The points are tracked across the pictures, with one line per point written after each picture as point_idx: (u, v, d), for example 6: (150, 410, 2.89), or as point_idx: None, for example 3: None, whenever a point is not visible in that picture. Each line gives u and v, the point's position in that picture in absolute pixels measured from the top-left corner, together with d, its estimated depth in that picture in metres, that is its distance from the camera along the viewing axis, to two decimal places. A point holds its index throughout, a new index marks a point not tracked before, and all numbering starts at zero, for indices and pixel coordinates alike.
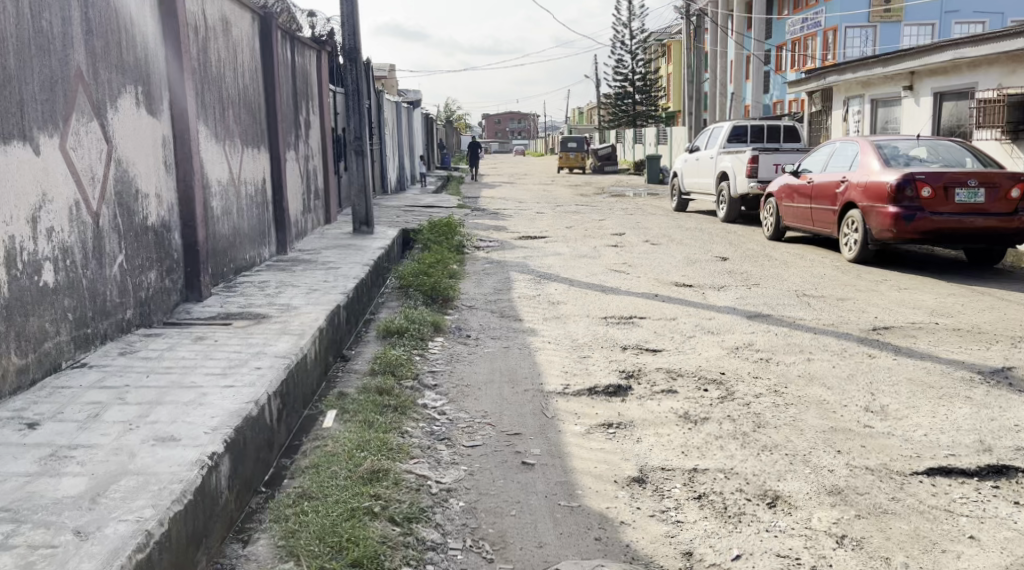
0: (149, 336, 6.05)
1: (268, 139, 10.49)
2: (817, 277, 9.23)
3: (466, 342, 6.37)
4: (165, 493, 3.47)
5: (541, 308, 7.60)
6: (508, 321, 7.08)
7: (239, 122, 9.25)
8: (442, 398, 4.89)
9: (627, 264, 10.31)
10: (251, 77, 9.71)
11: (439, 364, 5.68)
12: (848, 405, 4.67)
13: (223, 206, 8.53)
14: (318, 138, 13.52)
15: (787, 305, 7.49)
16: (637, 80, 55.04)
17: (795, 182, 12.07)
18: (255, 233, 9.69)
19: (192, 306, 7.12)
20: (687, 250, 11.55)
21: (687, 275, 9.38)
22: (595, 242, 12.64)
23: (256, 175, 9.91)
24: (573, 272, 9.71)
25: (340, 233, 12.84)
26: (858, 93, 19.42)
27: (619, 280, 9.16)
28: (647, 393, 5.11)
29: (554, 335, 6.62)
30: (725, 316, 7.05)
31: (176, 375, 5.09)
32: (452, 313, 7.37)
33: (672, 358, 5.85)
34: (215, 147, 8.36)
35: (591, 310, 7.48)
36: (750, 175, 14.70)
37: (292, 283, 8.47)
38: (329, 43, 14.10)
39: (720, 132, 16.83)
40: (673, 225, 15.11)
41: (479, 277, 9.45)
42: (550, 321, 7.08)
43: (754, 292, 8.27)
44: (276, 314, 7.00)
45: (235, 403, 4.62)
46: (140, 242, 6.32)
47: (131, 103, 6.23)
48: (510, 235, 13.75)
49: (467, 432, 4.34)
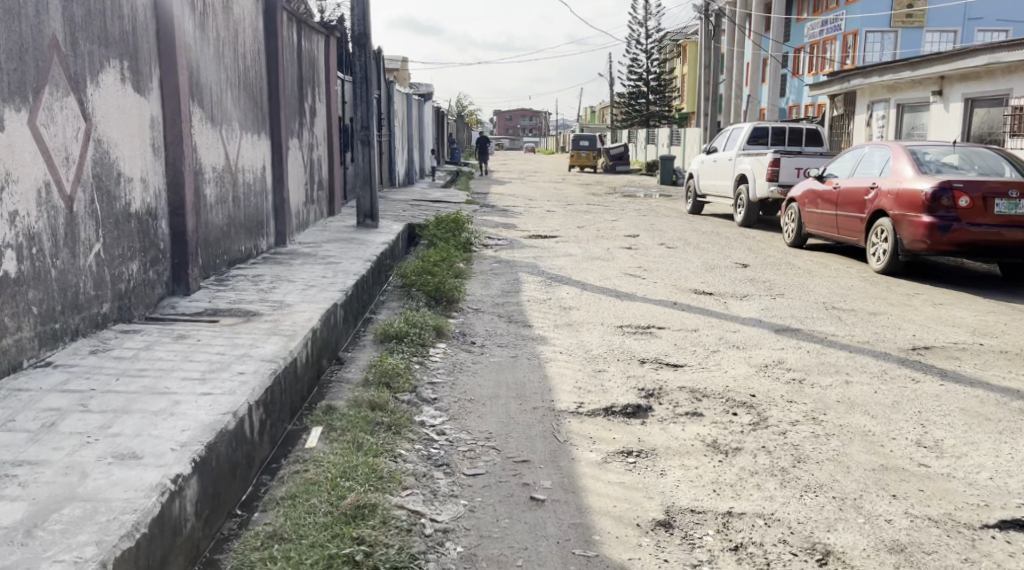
0: (126, 333, 5.57)
1: (269, 125, 10.01)
2: (845, 288, 8.71)
3: (471, 350, 5.87)
4: (113, 527, 2.99)
5: (552, 314, 7.08)
6: (517, 327, 6.58)
7: (239, 106, 8.77)
8: (442, 415, 4.39)
9: (643, 267, 9.80)
10: (252, 59, 9.26)
11: (440, 375, 5.18)
12: (897, 439, 4.16)
13: (217, 194, 8.04)
14: (324, 127, 13.03)
15: (817, 319, 6.97)
16: (652, 80, 54.45)
17: (820, 188, 11.53)
18: (252, 223, 9.21)
19: (178, 301, 6.65)
20: (705, 255, 11.02)
21: (707, 283, 8.86)
22: (608, 243, 12.13)
23: (255, 162, 9.43)
24: (586, 275, 9.22)
25: (344, 226, 12.35)
26: (883, 98, 18.88)
27: (635, 285, 8.65)
28: (670, 416, 4.61)
29: (566, 345, 6.11)
30: (751, 329, 6.55)
31: (149, 379, 4.60)
32: (457, 317, 6.88)
33: (696, 375, 5.33)
34: (210, 131, 7.87)
35: (605, 317, 6.97)
36: (770, 179, 14.16)
37: (288, 278, 7.98)
38: (338, 29, 13.63)
39: (740, 134, 16.30)
40: (689, 229, 14.60)
41: (486, 278, 8.95)
42: (562, 328, 6.57)
43: (779, 303, 7.75)
44: (267, 312, 6.51)
45: (210, 415, 4.13)
46: (121, 230, 5.86)
47: (115, 77, 5.78)
48: (520, 234, 13.26)
49: (469, 458, 3.85)
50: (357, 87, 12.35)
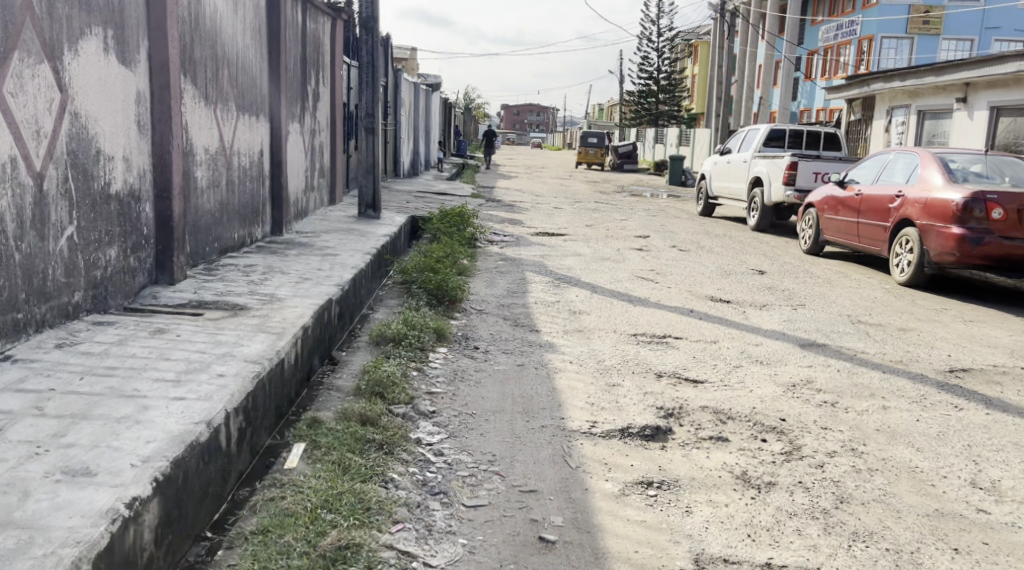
0: (100, 325, 5.14)
1: (268, 107, 9.58)
2: (868, 300, 8.27)
3: (474, 356, 5.43)
4: (49, 564, 2.58)
5: (561, 318, 6.63)
6: (524, 331, 6.15)
7: (236, 86, 8.33)
8: (441, 432, 3.95)
9: (655, 271, 9.35)
10: (252, 36, 8.82)
11: (440, 384, 4.73)
12: (949, 477, 3.71)
13: (209, 177, 7.60)
14: (327, 112, 12.59)
15: (844, 333, 6.53)
16: (662, 79, 53.93)
17: (841, 194, 11.07)
18: (247, 210, 8.77)
19: (160, 291, 6.21)
20: (720, 260, 10.56)
21: (723, 289, 8.41)
22: (617, 244, 11.67)
23: (252, 146, 8.99)
24: (595, 277, 8.78)
25: (344, 216, 11.92)
26: (903, 103, 18.43)
27: (648, 289, 8.20)
28: (692, 440, 4.17)
29: (576, 354, 5.66)
30: (774, 342, 6.10)
31: (118, 378, 4.17)
32: (459, 318, 6.44)
33: (719, 393, 4.88)
34: (204, 111, 7.44)
35: (618, 324, 6.53)
36: (787, 183, 13.71)
37: (282, 270, 7.55)
38: (345, 11, 13.17)
39: (756, 135, 15.84)
40: (701, 231, 14.13)
41: (491, 276, 8.52)
42: (572, 335, 6.12)
43: (801, 314, 7.31)
44: (256, 306, 6.07)
45: (180, 423, 3.69)
46: (98, 213, 5.45)
47: (95, 46, 5.41)
48: (526, 230, 12.80)
49: (469, 486, 3.42)
50: (363, 72, 11.90)
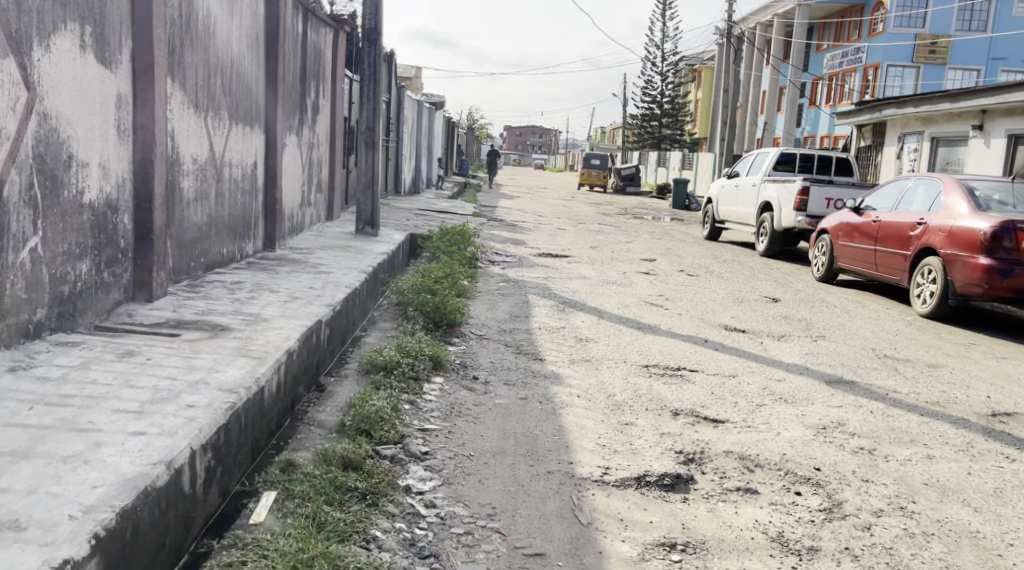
0: (63, 347, 4.68)
1: (264, 117, 9.15)
2: (891, 332, 7.83)
3: (472, 387, 4.95)
4: None
5: (568, 346, 6.17)
6: (527, 360, 5.68)
7: (229, 93, 7.90)
8: (434, 478, 3.51)
9: (664, 296, 8.91)
10: (248, 43, 8.40)
11: (435, 420, 4.26)
12: (1016, 546, 3.25)
13: (197, 188, 7.17)
14: (326, 125, 12.18)
15: (871, 369, 6.08)
16: (666, 103, 53.52)
17: (857, 221, 10.64)
18: (237, 223, 8.32)
19: (137, 309, 5.76)
20: (731, 286, 10.12)
21: (737, 318, 7.96)
22: (623, 266, 11.23)
23: (245, 157, 8.55)
24: (602, 301, 8.34)
25: (341, 232, 11.48)
26: (916, 129, 18.05)
27: (658, 316, 7.75)
28: (717, 490, 3.71)
29: (584, 386, 5.20)
30: (797, 378, 5.65)
31: (72, 409, 3.70)
32: (458, 344, 5.97)
33: (743, 436, 4.41)
34: (193, 119, 7.01)
35: (627, 354, 6.07)
36: (798, 209, 13.29)
37: (271, 288, 7.11)
38: (348, 22, 12.79)
39: (765, 158, 15.43)
40: (709, 256, 13.69)
41: (492, 298, 8.06)
42: (580, 365, 5.66)
43: (823, 346, 6.85)
44: (239, 327, 5.63)
45: (134, 464, 3.22)
46: (67, 223, 4.99)
47: (70, 43, 4.99)
48: (529, 251, 12.37)
49: (464, 547, 3.03)
50: (364, 84, 11.47)
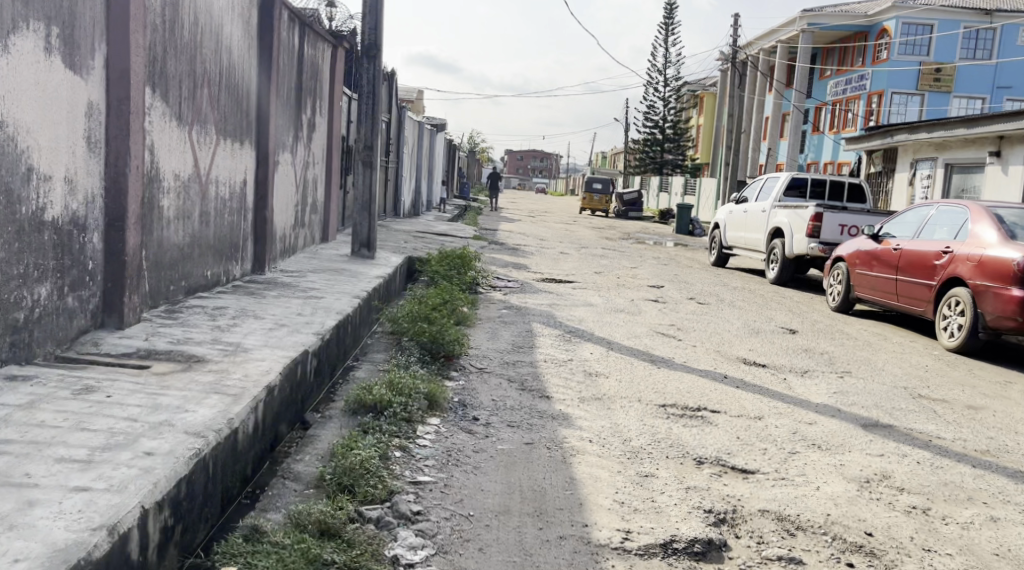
0: (13, 380, 4.18)
1: (255, 134, 8.67)
2: (920, 367, 7.32)
3: (472, 431, 4.44)
4: None
5: (576, 382, 5.65)
6: (532, 398, 5.17)
7: (217, 106, 7.43)
8: (426, 547, 3.08)
9: (676, 326, 8.40)
10: (239, 53, 7.94)
11: (429, 471, 3.76)
12: None
13: (178, 206, 6.68)
14: (322, 144, 11.72)
15: (907, 410, 5.58)
16: (668, 128, 53.10)
17: (876, 249, 10.15)
18: (223, 244, 7.84)
19: (105, 337, 5.25)
20: (746, 315, 9.62)
21: (755, 350, 7.47)
22: (631, 293, 10.72)
23: (234, 175, 8.08)
24: (610, 330, 7.84)
25: (336, 255, 11.00)
26: (928, 156, 17.63)
27: (671, 347, 7.25)
28: (756, 560, 3.22)
29: (597, 429, 4.68)
30: (830, 421, 5.14)
31: (8, 458, 3.21)
32: (457, 379, 5.46)
33: (778, 491, 3.90)
34: (176, 132, 6.54)
35: (642, 391, 5.56)
36: (810, 235, 12.81)
37: (257, 314, 6.61)
38: (347, 38, 12.36)
39: (775, 183, 14.96)
40: (718, 283, 13.19)
41: (494, 327, 7.56)
42: (590, 404, 5.14)
43: (851, 384, 6.34)
44: (216, 360, 5.13)
45: (69, 529, 2.76)
46: (25, 242, 4.51)
47: (34, 44, 4.52)
48: (531, 276, 11.87)
49: None
50: (363, 102, 11.02)
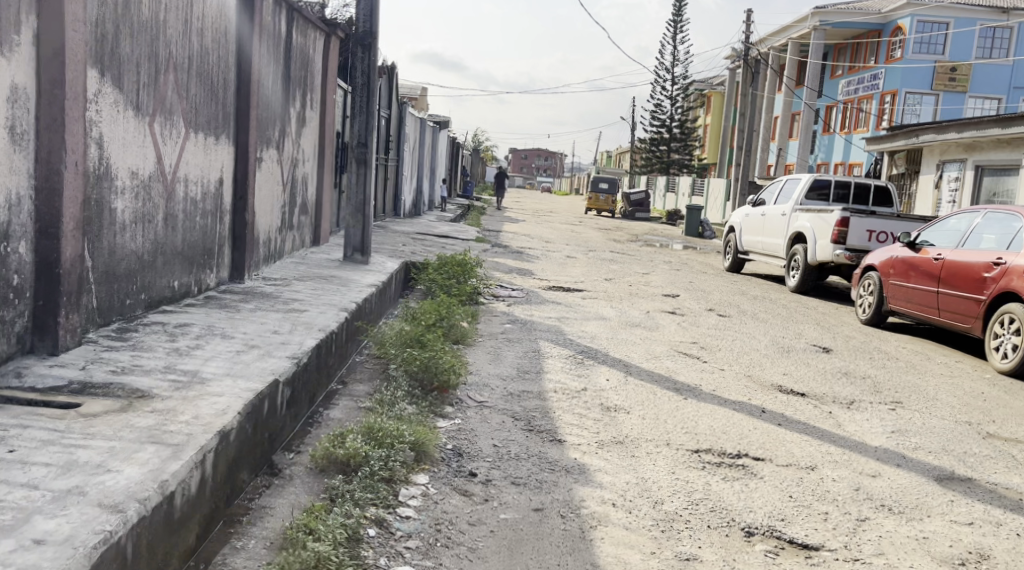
0: None
1: (233, 128, 7.85)
2: (975, 394, 6.48)
3: (467, 492, 3.63)
4: None
5: (591, 421, 4.79)
6: (541, 443, 4.34)
7: (186, 95, 6.62)
8: None
9: (698, 344, 7.57)
10: (213, 38, 7.12)
11: (410, 559, 3.02)
12: None
13: (137, 209, 5.89)
14: (313, 139, 10.89)
15: (984, 455, 4.71)
16: (675, 127, 52.15)
17: (913, 257, 9.28)
18: (195, 251, 7.03)
19: (34, 365, 4.48)
20: (771, 330, 8.79)
21: (790, 375, 6.61)
22: (646, 304, 9.89)
23: (208, 173, 7.27)
24: (626, 349, 7.02)
25: (327, 260, 10.17)
26: (957, 157, 16.78)
27: (696, 371, 6.42)
28: None
29: (621, 488, 3.85)
30: (896, 471, 4.30)
31: None
32: (454, 418, 4.62)
33: None
34: (133, 124, 5.74)
35: (670, 431, 4.73)
36: (836, 241, 11.94)
37: (224, 333, 5.79)
38: (341, 27, 11.53)
39: (796, 185, 14.09)
40: (737, 292, 12.35)
41: (496, 345, 6.71)
42: (611, 452, 4.31)
43: (906, 418, 5.48)
44: (164, 395, 4.31)
45: None
46: None
47: None
48: (537, 283, 11.05)
49: None
50: (356, 96, 10.17)
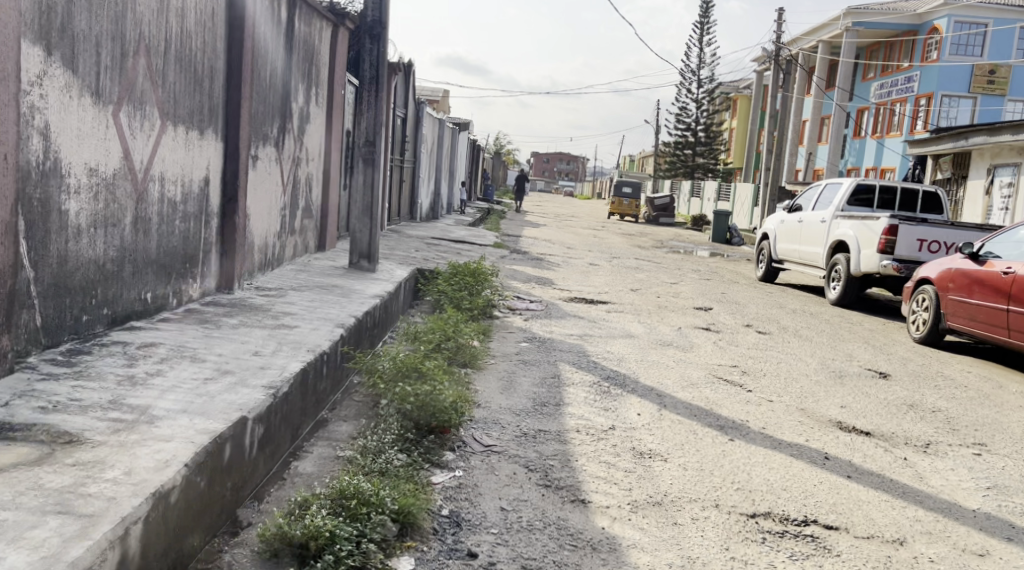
0: None
1: (223, 122, 7.06)
2: None
3: None
4: None
5: (623, 472, 3.95)
6: (561, 506, 3.52)
7: (162, 83, 5.84)
8: None
9: (741, 368, 6.68)
10: (197, 18, 6.32)
11: None
12: None
13: (98, 211, 5.10)
14: (318, 137, 10.09)
15: None
16: (700, 130, 50.98)
17: (976, 271, 8.37)
18: (173, 259, 6.23)
19: None
20: (818, 351, 7.89)
21: (850, 408, 5.71)
22: (678, 319, 8.99)
23: (191, 172, 6.49)
24: (659, 374, 6.17)
25: (331, 267, 9.36)
26: (1009, 161, 15.83)
27: (742, 403, 5.55)
28: None
29: None
30: (1009, 548, 3.44)
31: None
32: (455, 470, 3.81)
33: None
34: (92, 111, 4.94)
35: (718, 487, 3.88)
36: (883, 251, 11.00)
37: (194, 355, 4.98)
38: (351, 18, 10.71)
39: (838, 189, 13.14)
40: (774, 305, 11.42)
41: (511, 369, 5.87)
42: (647, 517, 3.48)
43: (998, 467, 4.60)
44: (97, 440, 3.51)
45: None
46: None
47: None
48: (559, 293, 10.20)
49: None
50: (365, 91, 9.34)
